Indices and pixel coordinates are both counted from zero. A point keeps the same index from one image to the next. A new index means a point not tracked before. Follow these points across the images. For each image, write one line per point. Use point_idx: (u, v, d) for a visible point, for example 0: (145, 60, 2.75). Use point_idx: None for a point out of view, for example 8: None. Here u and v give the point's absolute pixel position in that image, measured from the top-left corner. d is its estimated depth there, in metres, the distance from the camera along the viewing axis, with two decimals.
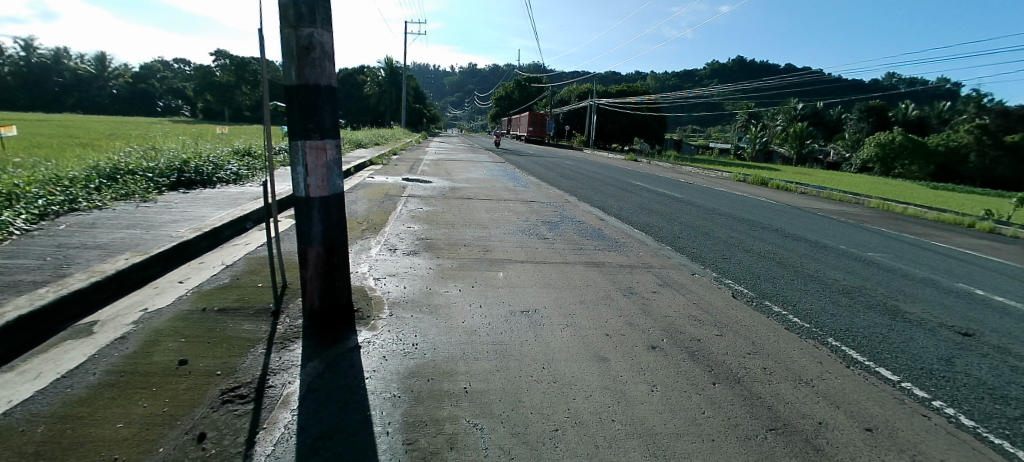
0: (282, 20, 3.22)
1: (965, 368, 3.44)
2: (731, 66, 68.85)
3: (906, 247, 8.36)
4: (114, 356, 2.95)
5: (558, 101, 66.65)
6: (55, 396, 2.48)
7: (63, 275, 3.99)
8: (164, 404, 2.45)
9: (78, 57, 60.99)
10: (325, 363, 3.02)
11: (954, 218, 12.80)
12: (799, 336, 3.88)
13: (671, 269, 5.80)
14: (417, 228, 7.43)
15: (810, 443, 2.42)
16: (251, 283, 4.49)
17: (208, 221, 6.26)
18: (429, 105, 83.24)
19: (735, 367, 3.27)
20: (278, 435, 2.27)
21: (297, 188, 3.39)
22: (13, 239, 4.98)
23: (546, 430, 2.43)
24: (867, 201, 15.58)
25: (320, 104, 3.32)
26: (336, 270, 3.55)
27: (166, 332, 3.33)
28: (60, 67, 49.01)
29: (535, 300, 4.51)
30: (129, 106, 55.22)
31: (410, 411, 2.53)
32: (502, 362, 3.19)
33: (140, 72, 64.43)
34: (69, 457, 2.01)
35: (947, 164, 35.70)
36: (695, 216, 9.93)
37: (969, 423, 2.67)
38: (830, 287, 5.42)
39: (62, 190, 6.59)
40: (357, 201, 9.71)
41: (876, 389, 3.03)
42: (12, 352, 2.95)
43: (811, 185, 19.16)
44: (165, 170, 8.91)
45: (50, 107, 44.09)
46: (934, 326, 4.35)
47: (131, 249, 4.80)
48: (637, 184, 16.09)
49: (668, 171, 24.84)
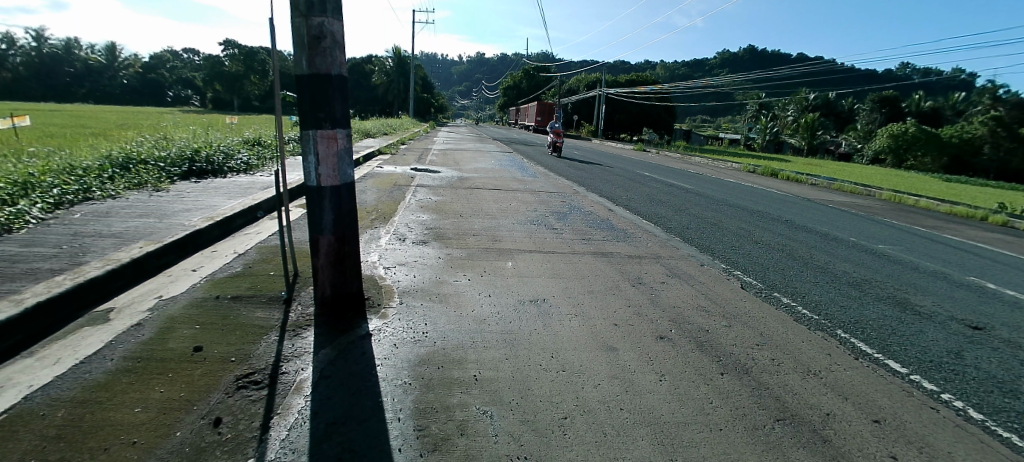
0: (293, 9, 3.22)
1: (975, 362, 3.43)
2: (742, 55, 68.02)
3: (917, 240, 8.27)
4: (131, 343, 3.01)
5: (566, 91, 66.14)
6: (73, 381, 2.54)
7: (79, 263, 4.07)
8: (180, 390, 2.50)
9: (90, 47, 61.56)
10: (336, 350, 3.07)
11: (967, 210, 12.64)
12: (807, 327, 3.87)
13: (680, 259, 5.79)
14: (426, 217, 7.45)
15: (817, 434, 2.43)
16: (263, 271, 4.54)
17: (220, 210, 6.31)
18: (437, 96, 82.97)
19: (743, 359, 3.27)
20: (292, 420, 2.32)
21: (308, 176, 3.42)
22: (30, 228, 5.06)
23: (556, 417, 2.46)
24: (878, 193, 15.41)
25: (332, 93, 3.33)
26: (347, 259, 3.58)
27: (181, 319, 3.39)
28: (72, 57, 49.48)
29: (544, 289, 4.53)
30: (139, 96, 55.34)
31: (421, 398, 2.57)
32: (512, 350, 3.22)
33: (147, 62, 64.32)
34: (88, 440, 2.07)
35: (960, 156, 35.11)
36: (703, 207, 9.87)
37: (978, 416, 2.67)
38: (840, 279, 5.37)
39: (76, 179, 6.68)
40: (366, 191, 9.74)
41: (884, 381, 3.03)
42: (31, 338, 3.03)
43: (821, 177, 18.89)
44: (176, 160, 8.99)
45: (63, 97, 44.65)
46: (945, 319, 4.33)
47: (144, 238, 4.86)
48: (646, 175, 16.00)
49: (676, 161, 24.64)
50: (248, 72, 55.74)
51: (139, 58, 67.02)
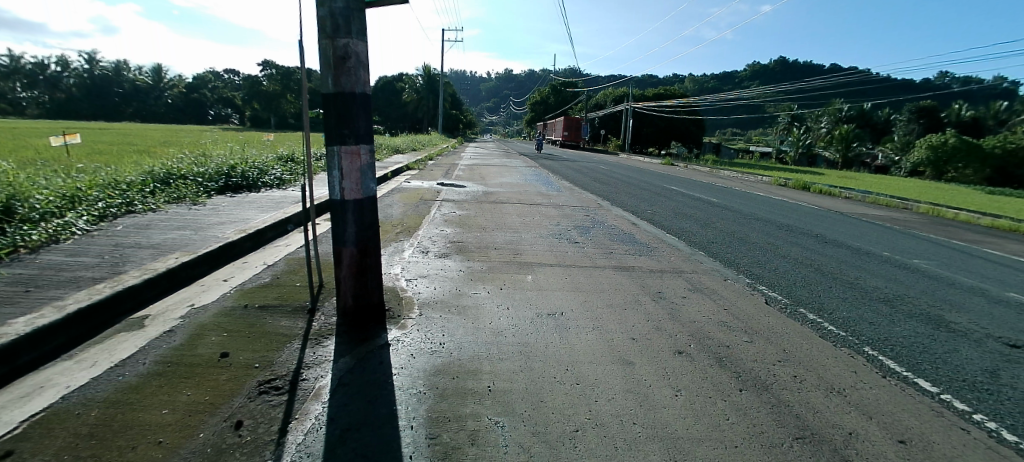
0: (320, 31, 3.38)
1: (1012, 381, 3.26)
2: (773, 66, 66.76)
3: (955, 254, 7.92)
4: (163, 348, 3.16)
5: (592, 105, 66.28)
6: (108, 383, 2.69)
7: (118, 272, 4.29)
8: (205, 394, 2.61)
9: (139, 69, 65.82)
10: (356, 359, 3.14)
11: (1010, 223, 12.07)
12: (834, 344, 3.76)
13: (702, 274, 5.70)
14: (449, 231, 7.57)
15: (837, 453, 2.36)
16: (289, 282, 4.70)
17: (252, 223, 6.57)
18: (465, 111, 84.39)
19: (763, 374, 3.21)
20: (308, 426, 2.39)
21: (333, 191, 3.56)
22: (76, 238, 5.38)
23: (567, 430, 2.46)
24: (916, 206, 14.85)
25: (355, 111, 3.46)
26: (368, 271, 3.67)
27: (210, 326, 3.54)
28: (121, 79, 53.82)
29: (562, 302, 4.54)
30: (182, 114, 58.58)
31: (434, 407, 2.61)
32: (527, 362, 3.23)
33: (192, 83, 68.26)
34: (118, 439, 2.19)
35: (1005, 168, 33.26)
36: (730, 221, 9.70)
37: (1012, 438, 2.54)
38: (870, 295, 5.19)
39: (120, 194, 7.07)
40: (392, 205, 9.92)
41: (913, 400, 2.91)
42: (73, 341, 3.22)
43: (856, 189, 18.31)
44: (214, 175, 9.40)
45: (112, 117, 48.17)
46: (981, 337, 4.12)
47: (181, 249, 5.09)
48: (672, 188, 15.86)
49: (703, 175, 24.40)
50: (285, 91, 57.27)
51: (182, 78, 71.18)
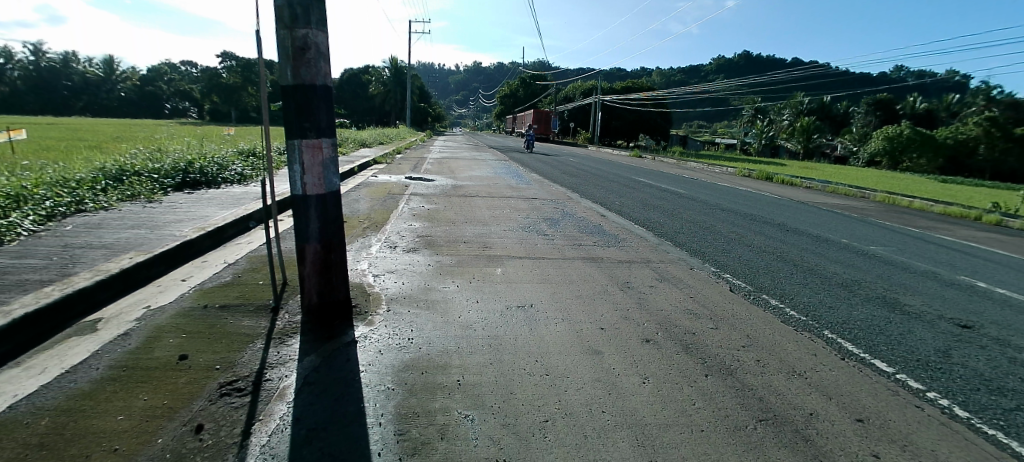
0: (277, 21, 3.27)
1: (961, 360, 3.44)
2: (738, 60, 68.37)
3: (908, 240, 8.30)
4: (117, 352, 3.02)
5: (562, 98, 66.53)
6: (58, 390, 2.55)
7: (68, 274, 4.08)
8: (163, 397, 2.51)
9: (89, 61, 62.55)
10: (322, 357, 3.08)
11: (959, 210, 12.73)
12: (795, 328, 3.90)
13: (669, 263, 5.81)
14: (418, 225, 7.48)
15: (799, 434, 2.45)
16: (252, 280, 4.56)
17: (212, 221, 6.34)
18: (435, 105, 83.41)
19: (727, 359, 3.30)
20: (272, 426, 2.33)
21: (294, 186, 3.46)
22: (21, 239, 5.07)
23: (537, 420, 2.48)
24: (873, 194, 15.49)
25: (316, 103, 3.37)
26: (334, 267, 3.60)
27: (168, 328, 3.41)
28: (69, 71, 51.08)
29: (532, 294, 4.55)
30: (136, 108, 56.00)
31: (403, 403, 2.58)
32: (497, 355, 3.24)
33: (147, 75, 65.32)
34: (70, 448, 2.08)
35: (956, 157, 35.13)
36: (697, 211, 9.90)
37: (962, 414, 2.69)
38: (829, 280, 5.40)
39: (69, 192, 6.71)
40: (359, 200, 9.72)
41: (870, 380, 3.05)
42: (18, 348, 3.03)
43: (816, 179, 18.99)
44: (171, 171, 9.02)
45: (60, 111, 45.76)
46: (933, 319, 4.34)
47: (135, 249, 4.87)
48: (642, 180, 16.08)
49: (672, 167, 24.84)
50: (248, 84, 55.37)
51: (136, 70, 68.02)
